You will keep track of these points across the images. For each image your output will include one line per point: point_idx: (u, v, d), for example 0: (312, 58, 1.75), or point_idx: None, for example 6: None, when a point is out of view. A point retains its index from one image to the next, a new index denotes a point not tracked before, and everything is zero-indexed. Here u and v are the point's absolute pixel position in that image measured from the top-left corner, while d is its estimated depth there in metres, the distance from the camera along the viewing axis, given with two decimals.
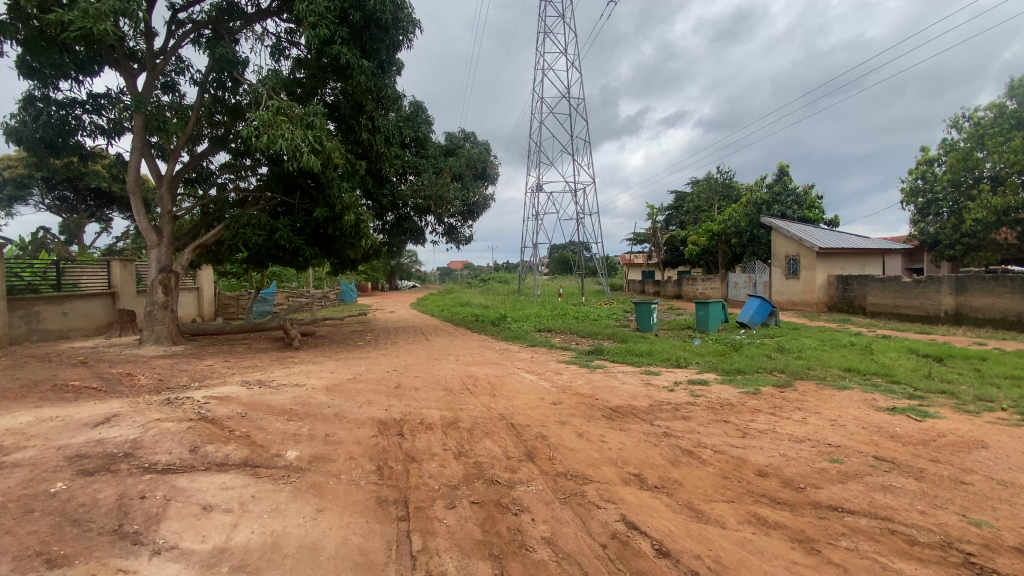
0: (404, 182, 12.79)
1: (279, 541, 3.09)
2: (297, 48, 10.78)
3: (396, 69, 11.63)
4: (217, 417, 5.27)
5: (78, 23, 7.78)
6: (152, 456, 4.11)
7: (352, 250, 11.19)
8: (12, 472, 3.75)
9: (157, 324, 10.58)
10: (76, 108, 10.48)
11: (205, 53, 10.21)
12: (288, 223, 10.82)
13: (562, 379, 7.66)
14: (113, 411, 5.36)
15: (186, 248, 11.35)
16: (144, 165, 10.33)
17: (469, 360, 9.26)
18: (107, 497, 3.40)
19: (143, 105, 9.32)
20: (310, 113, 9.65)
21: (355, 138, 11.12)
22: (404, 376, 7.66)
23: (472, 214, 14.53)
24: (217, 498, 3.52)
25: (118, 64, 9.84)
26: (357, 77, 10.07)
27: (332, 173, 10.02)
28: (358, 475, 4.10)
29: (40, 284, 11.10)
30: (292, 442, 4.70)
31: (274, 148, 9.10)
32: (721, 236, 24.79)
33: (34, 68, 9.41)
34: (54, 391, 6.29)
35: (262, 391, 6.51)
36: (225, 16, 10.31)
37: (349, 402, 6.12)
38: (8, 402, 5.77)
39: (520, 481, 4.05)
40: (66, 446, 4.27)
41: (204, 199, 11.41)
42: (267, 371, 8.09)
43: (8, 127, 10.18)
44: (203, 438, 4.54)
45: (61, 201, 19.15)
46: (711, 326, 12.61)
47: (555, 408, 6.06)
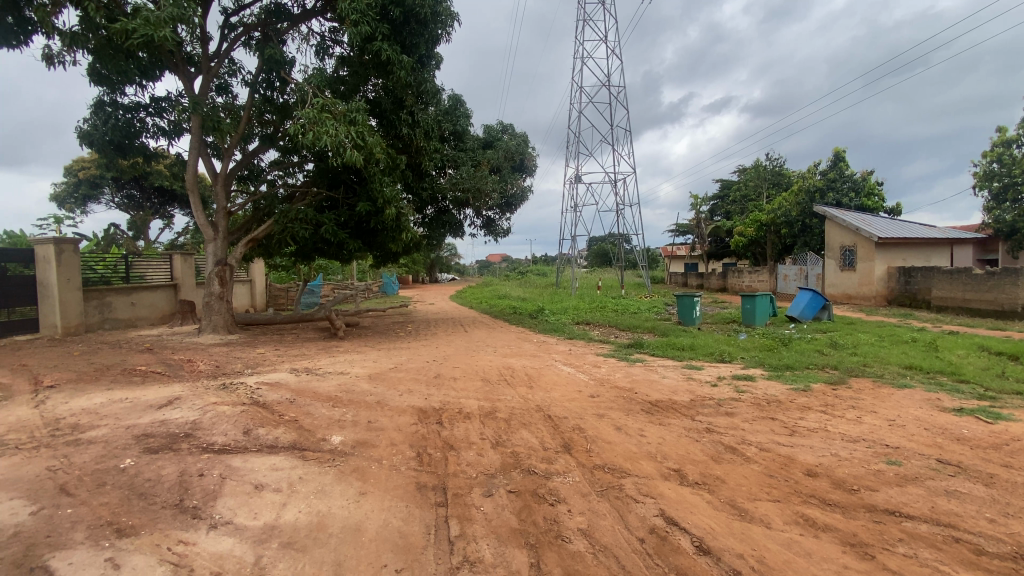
0: (443, 175, 12.93)
1: (324, 521, 3.22)
2: (340, 46, 11.04)
3: (436, 63, 11.72)
4: (268, 401, 5.55)
5: (140, 29, 8.24)
6: (210, 437, 4.37)
7: (393, 244, 11.43)
8: (87, 448, 4.09)
9: (214, 314, 11.20)
10: (140, 111, 11.20)
11: (256, 55, 10.63)
12: (333, 218, 11.20)
13: (600, 372, 7.59)
14: (175, 394, 5.74)
15: (239, 242, 11.90)
16: (201, 163, 10.89)
17: (507, 351, 9.30)
18: (170, 473, 3.65)
19: (201, 107, 9.82)
20: (353, 110, 9.87)
21: (395, 133, 11.35)
22: (443, 366, 7.81)
23: (510, 207, 14.50)
24: (268, 478, 3.71)
25: (177, 68, 10.40)
26: (397, 72, 10.24)
27: (374, 168, 10.28)
28: (399, 460, 4.22)
29: (111, 276, 11.98)
30: (337, 427, 4.88)
31: (319, 144, 9.37)
32: (770, 227, 23.76)
33: (103, 75, 10.13)
34: (124, 374, 6.83)
35: (309, 378, 6.81)
36: (273, 17, 10.68)
37: (390, 390, 6.30)
38: (83, 383, 6.30)
39: (557, 472, 4.04)
40: (134, 426, 4.61)
41: (256, 196, 11.93)
42: (314, 360, 8.44)
43: (81, 131, 10.97)
44: (255, 421, 4.79)
45: (129, 200, 20.49)
46: (758, 321, 12.12)
47: (593, 401, 6.00)
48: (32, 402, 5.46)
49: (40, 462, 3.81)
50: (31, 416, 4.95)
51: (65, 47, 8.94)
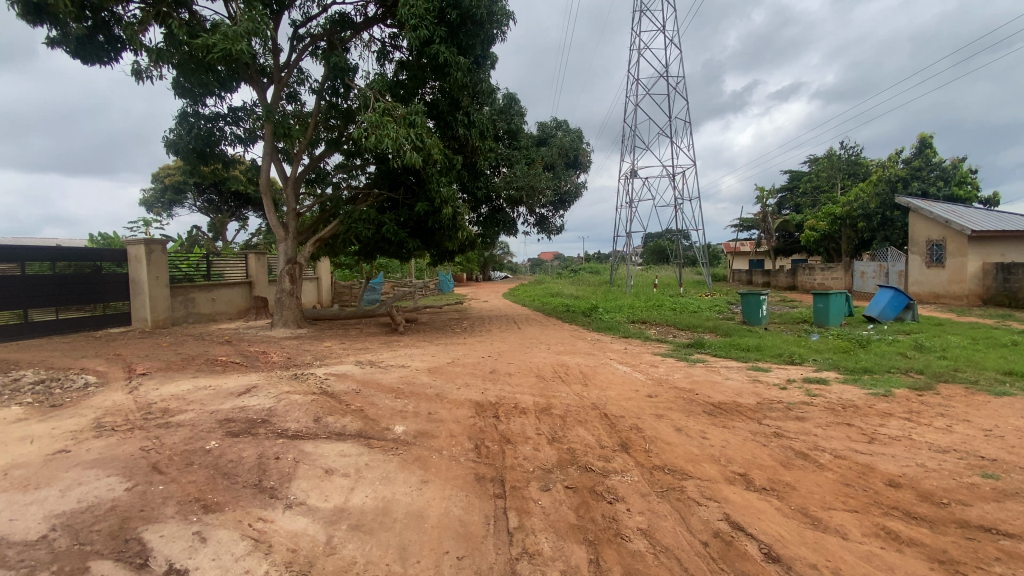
0: (497, 174, 13.08)
1: (389, 506, 3.37)
2: (400, 51, 11.41)
3: (491, 63, 11.86)
4: (336, 391, 5.87)
5: (219, 44, 8.88)
6: (284, 423, 4.68)
7: (449, 242, 11.69)
8: (178, 430, 4.49)
9: (285, 309, 11.94)
10: (219, 120, 12.12)
11: (322, 64, 11.20)
12: (393, 218, 11.61)
13: (658, 372, 7.40)
14: (253, 382, 6.20)
15: (308, 242, 12.59)
16: (274, 168, 11.62)
17: (562, 349, 9.29)
18: (249, 456, 3.93)
19: (273, 115, 10.48)
20: (412, 112, 10.19)
21: (451, 134, 11.62)
22: (498, 362, 7.92)
23: (564, 204, 14.38)
24: (338, 463, 3.92)
25: (252, 80, 11.13)
26: (454, 74, 10.44)
27: (432, 169, 10.58)
28: (458, 452, 4.32)
29: (194, 274, 13.05)
30: (399, 417, 5.08)
31: (380, 147, 9.73)
32: (845, 220, 22.15)
33: (186, 88, 11.03)
34: (208, 364, 7.44)
35: (373, 370, 7.12)
36: (338, 27, 11.21)
37: (448, 383, 6.47)
38: (174, 371, 6.94)
39: (615, 471, 3.99)
40: (217, 411, 5.01)
41: (323, 198, 12.60)
42: (377, 353, 8.80)
43: (168, 140, 11.98)
44: (325, 409, 5.08)
45: (209, 204, 22.33)
46: (832, 321, 11.35)
47: (651, 401, 5.86)
48: (129, 388, 6.05)
49: (135, 442, 4.20)
50: (127, 401, 5.49)
51: (155, 64, 9.82)
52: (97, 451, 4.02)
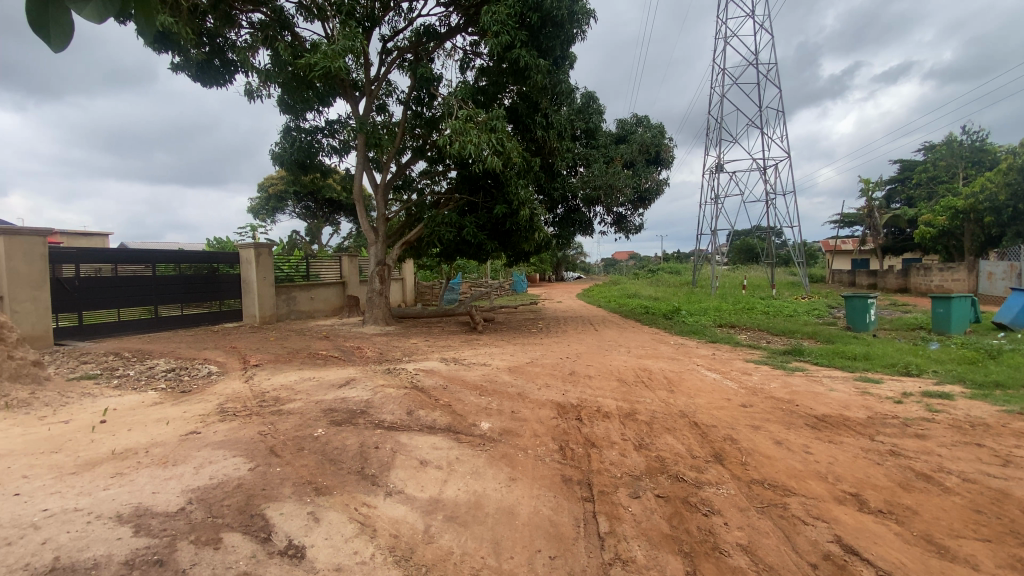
0: (575, 174, 13.00)
1: (481, 500, 3.48)
2: (481, 58, 11.71)
3: (570, 63, 11.82)
4: (425, 386, 6.15)
5: (320, 62, 9.61)
6: (381, 414, 4.98)
7: (526, 244, 11.82)
8: (289, 417, 4.94)
9: (375, 308, 12.71)
10: (318, 133, 13.14)
11: (409, 75, 11.77)
12: (473, 221, 11.95)
13: (751, 380, 6.98)
14: (350, 376, 6.67)
15: (395, 245, 13.30)
16: (365, 177, 12.40)
17: (643, 352, 9.05)
18: (352, 444, 4.23)
19: (365, 126, 11.19)
20: (493, 117, 10.39)
21: (530, 136, 11.75)
22: (578, 363, 7.88)
23: (644, 202, 13.93)
24: (431, 455, 4.11)
25: (346, 94, 11.95)
26: (534, 76, 10.53)
27: (511, 171, 10.77)
28: (543, 452, 4.36)
29: (295, 274, 14.26)
30: (485, 414, 5.21)
31: (464, 152, 10.06)
32: (969, 214, 19.49)
33: (290, 105, 12.08)
34: (311, 357, 8.12)
35: (457, 368, 7.37)
36: (423, 38, 11.73)
37: (530, 383, 6.53)
38: (282, 363, 7.65)
39: (708, 482, 3.83)
40: (321, 401, 5.45)
41: (408, 203, 13.24)
42: (459, 351, 9.10)
43: (274, 153, 13.19)
44: (416, 403, 5.35)
45: (306, 210, 24.17)
46: (955, 329, 10.07)
47: (745, 411, 5.55)
48: (246, 377, 6.76)
49: (255, 427, 4.67)
50: (244, 389, 6.12)
51: (265, 84, 10.84)
52: (223, 433, 4.51)
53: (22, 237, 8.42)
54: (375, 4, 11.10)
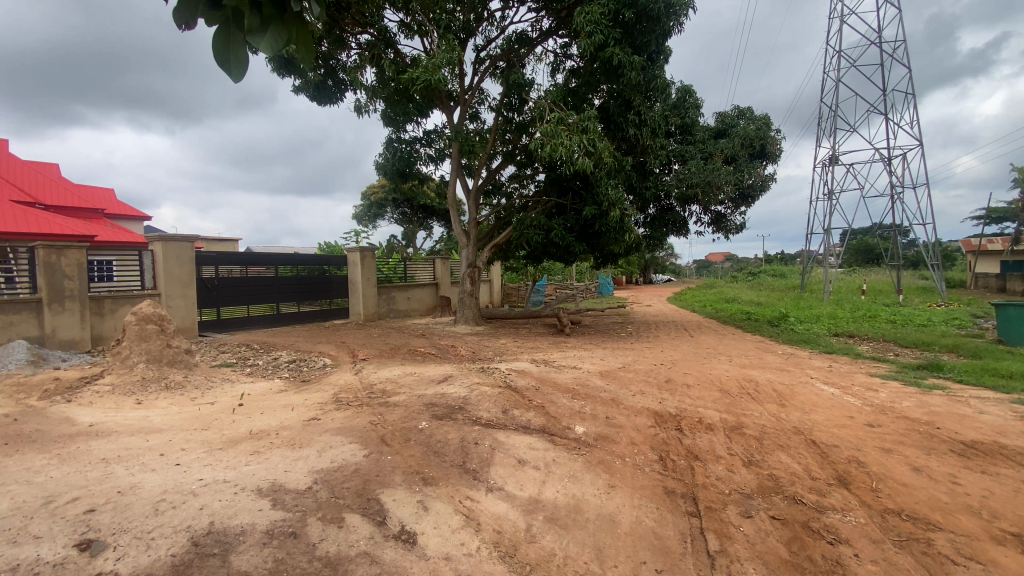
0: (669, 172, 12.50)
1: (581, 505, 3.45)
2: (572, 59, 11.68)
3: (665, 57, 11.42)
4: (518, 386, 6.24)
5: (422, 76, 10.15)
6: (478, 411, 5.14)
7: (616, 245, 11.57)
8: (395, 409, 5.27)
9: (466, 308, 13.16)
10: (416, 143, 13.90)
11: (501, 82, 12.05)
12: (562, 223, 11.94)
13: (877, 396, 6.22)
14: (447, 373, 6.95)
15: (485, 248, 13.66)
16: (459, 183, 12.88)
17: (746, 362, 8.45)
18: (454, 438, 4.41)
19: (459, 135, 11.64)
20: (585, 118, 10.31)
21: (622, 135, 11.49)
22: (674, 371, 7.54)
23: (746, 199, 12.99)
24: (528, 455, 4.16)
25: (442, 104, 12.50)
26: (628, 74, 10.29)
27: (601, 172, 10.61)
28: (642, 461, 4.23)
29: (393, 276, 15.20)
30: (579, 418, 5.17)
31: (555, 155, 10.09)
32: None
33: (392, 118, 12.91)
34: (410, 354, 8.60)
35: (548, 370, 7.39)
36: (516, 45, 11.95)
37: (624, 389, 6.36)
38: (385, 358, 8.19)
39: (832, 507, 3.48)
40: (422, 396, 5.75)
41: (498, 207, 13.54)
42: (548, 353, 9.12)
43: (378, 164, 14.17)
44: (511, 403, 5.44)
45: (403, 216, 25.69)
46: None
47: (872, 431, 4.96)
48: (355, 370, 7.33)
49: (365, 416, 5.04)
50: (354, 381, 6.64)
51: (371, 100, 11.68)
52: (339, 421, 4.92)
53: (176, 243, 9.83)
54: (470, 15, 11.50)
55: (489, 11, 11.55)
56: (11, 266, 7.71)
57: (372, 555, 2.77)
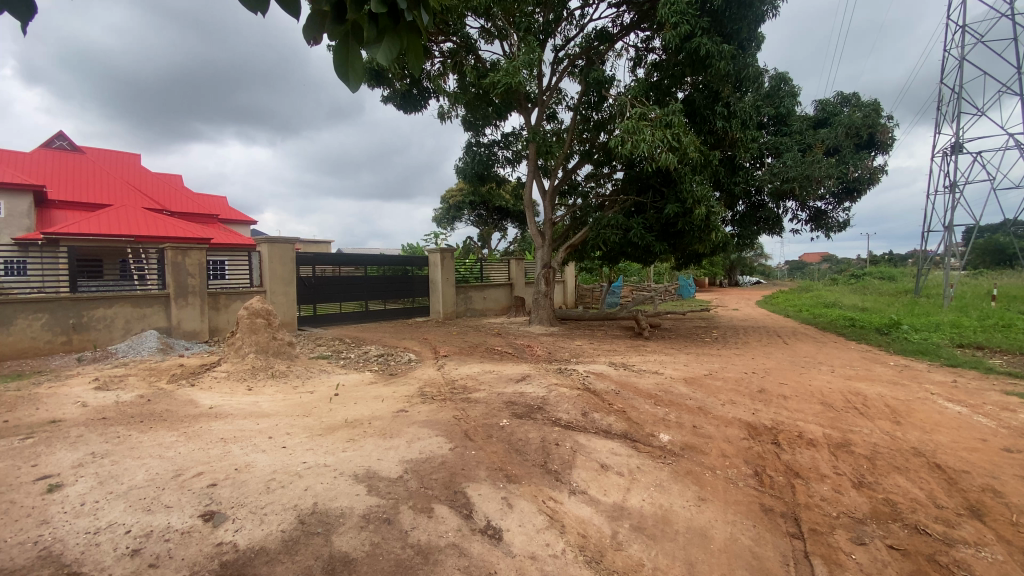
0: (760, 166, 11.69)
1: (669, 516, 3.32)
2: (654, 53, 11.31)
3: (758, 44, 10.73)
4: (598, 389, 6.13)
5: (502, 79, 10.30)
6: (558, 412, 5.12)
7: (700, 245, 11.02)
8: (476, 406, 5.39)
9: (541, 309, 13.19)
10: (494, 146, 14.16)
11: (580, 81, 11.94)
12: (641, 222, 11.58)
13: (1018, 419, 5.37)
14: (525, 372, 6.99)
15: (561, 248, 13.59)
16: (535, 184, 12.93)
17: (851, 373, 7.66)
18: (535, 437, 4.42)
19: (537, 136, 11.69)
20: (668, 113, 9.92)
21: (708, 128, 10.92)
22: (767, 380, 7.02)
23: (851, 194, 11.80)
24: (611, 460, 4.07)
25: (520, 106, 12.63)
26: (716, 65, 9.77)
27: (685, 168, 10.16)
28: (734, 475, 3.98)
29: (470, 276, 15.61)
30: (663, 426, 4.97)
31: (636, 152, 9.80)
32: None
33: (472, 122, 13.25)
34: (487, 352, 8.76)
35: (629, 373, 7.18)
36: (596, 42, 11.79)
37: (711, 398, 6.02)
38: (464, 356, 8.40)
39: (965, 542, 3.06)
40: (501, 394, 5.83)
41: (574, 207, 13.41)
42: (627, 356, 8.88)
43: (457, 167, 14.61)
44: (591, 405, 5.35)
45: (479, 218, 26.27)
46: None
47: (1013, 458, 4.29)
48: (437, 366, 7.60)
49: (449, 411, 5.21)
50: (437, 376, 6.90)
51: (453, 106, 12.06)
52: (424, 414, 5.12)
53: (279, 244, 10.77)
54: (550, 16, 11.53)
55: (569, 10, 11.50)
56: (143, 265, 8.98)
57: (460, 547, 2.85)
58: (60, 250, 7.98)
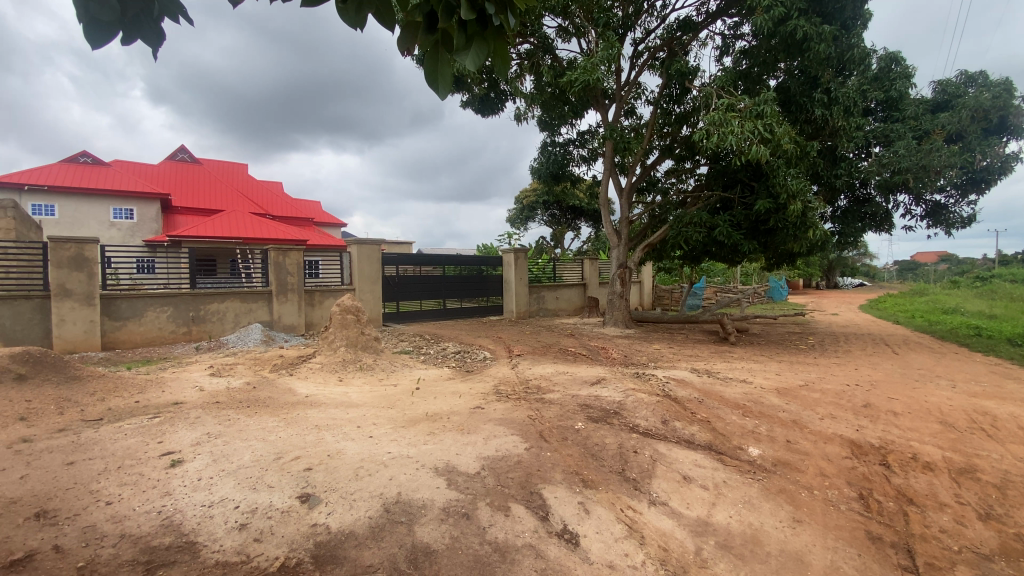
0: (866, 157, 10.59)
1: (759, 536, 3.09)
2: (743, 40, 10.63)
3: (865, 21, 9.74)
4: (679, 396, 5.85)
5: (580, 77, 10.17)
6: (636, 418, 4.96)
7: (794, 244, 10.19)
8: (551, 407, 5.36)
9: (616, 310, 12.88)
10: (570, 144, 14.06)
11: (661, 74, 11.50)
12: (728, 220, 10.91)
13: None
14: (601, 375, 6.86)
15: (638, 247, 13.17)
16: (612, 181, 12.65)
17: (978, 390, 6.70)
18: (612, 443, 4.31)
19: (615, 132, 11.41)
20: (760, 102, 9.28)
21: (805, 117, 10.07)
22: (872, 394, 6.34)
23: (979, 185, 10.33)
24: (694, 472, 3.87)
25: (598, 104, 12.43)
26: (815, 48, 9.00)
27: (779, 161, 9.44)
28: (835, 497, 3.63)
29: (543, 275, 15.63)
30: (752, 438, 4.65)
31: (723, 145, 9.25)
32: None
33: (548, 122, 13.24)
34: (561, 353, 8.71)
35: (713, 381, 6.80)
36: (678, 33, 11.31)
37: (807, 411, 5.54)
38: (539, 356, 8.42)
39: None
40: (577, 396, 5.76)
41: (653, 205, 12.95)
42: (710, 362, 8.42)
43: (533, 168, 14.68)
44: (672, 413, 5.13)
45: (552, 217, 26.23)
46: None
47: None
48: (511, 365, 7.68)
49: (524, 411, 5.23)
50: (511, 375, 6.97)
51: (530, 106, 12.12)
52: (500, 412, 5.19)
53: (366, 245, 11.43)
54: (630, 9, 11.23)
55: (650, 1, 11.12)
56: (250, 264, 9.94)
57: (537, 548, 2.84)
58: (182, 252, 9.03)
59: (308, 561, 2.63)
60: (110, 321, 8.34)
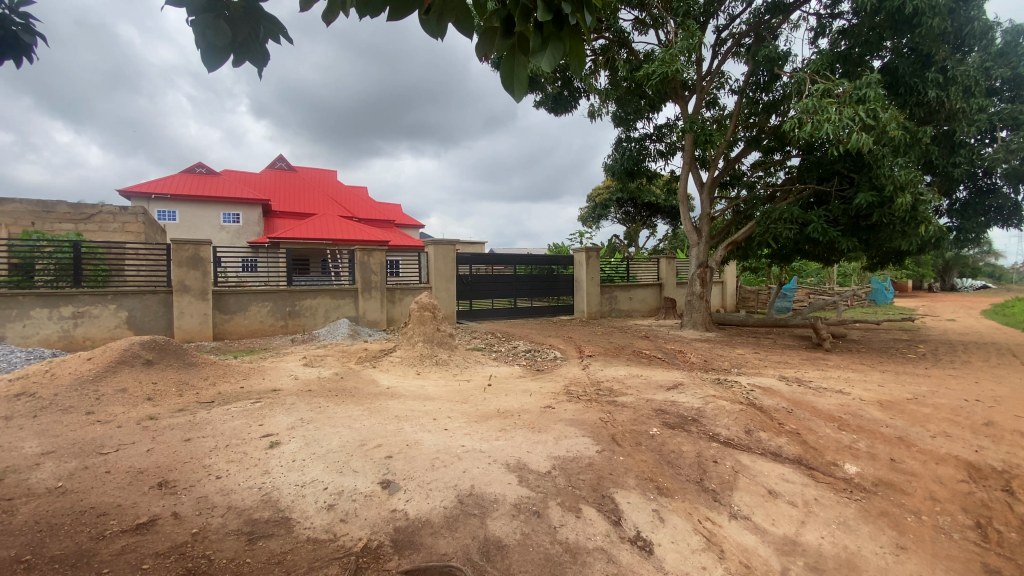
0: (992, 141, 9.29)
1: (856, 561, 2.83)
2: (842, 18, 9.73)
3: None
4: (764, 405, 5.48)
5: (658, 69, 9.83)
6: (716, 427, 4.71)
7: (902, 241, 9.16)
8: (624, 410, 5.24)
9: (694, 312, 12.31)
10: (646, 139, 13.63)
11: (747, 62, 10.83)
12: (823, 215, 10.03)
13: None
14: (678, 380, 6.59)
15: (720, 246, 12.48)
16: (692, 176, 12.09)
17: None
18: (689, 451, 4.14)
19: (695, 125, 10.89)
20: (862, 86, 8.44)
21: (917, 100, 9.03)
22: (999, 411, 5.54)
23: None
24: (781, 487, 3.61)
25: (676, 96, 11.94)
26: (929, 22, 8.05)
27: (884, 149, 8.53)
28: (949, 525, 3.24)
29: (616, 275, 15.32)
30: (849, 455, 4.25)
31: (818, 135, 8.50)
32: None
33: (623, 118, 12.92)
34: (635, 355, 8.48)
35: (803, 390, 6.29)
36: (766, 16, 10.58)
37: (915, 427, 4.96)
38: (611, 357, 8.26)
39: None
40: (652, 400, 5.58)
41: (737, 200, 12.21)
42: (800, 370, 7.80)
43: (607, 165, 14.40)
44: (756, 423, 4.81)
45: (626, 215, 25.59)
46: None
47: None
48: (583, 366, 7.61)
49: (596, 413, 5.16)
50: (583, 375, 6.90)
51: (604, 102, 11.90)
52: (572, 413, 5.15)
53: (442, 245, 11.83)
54: None
55: None
56: (338, 263, 10.66)
57: (608, 552, 2.80)
58: (280, 252, 9.90)
59: (387, 544, 2.79)
60: (220, 314, 9.33)
